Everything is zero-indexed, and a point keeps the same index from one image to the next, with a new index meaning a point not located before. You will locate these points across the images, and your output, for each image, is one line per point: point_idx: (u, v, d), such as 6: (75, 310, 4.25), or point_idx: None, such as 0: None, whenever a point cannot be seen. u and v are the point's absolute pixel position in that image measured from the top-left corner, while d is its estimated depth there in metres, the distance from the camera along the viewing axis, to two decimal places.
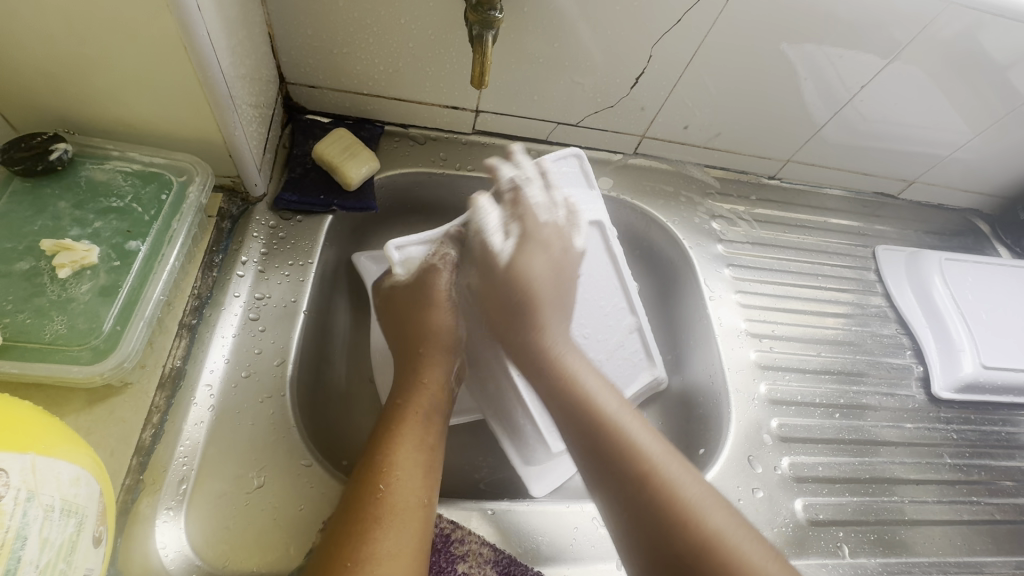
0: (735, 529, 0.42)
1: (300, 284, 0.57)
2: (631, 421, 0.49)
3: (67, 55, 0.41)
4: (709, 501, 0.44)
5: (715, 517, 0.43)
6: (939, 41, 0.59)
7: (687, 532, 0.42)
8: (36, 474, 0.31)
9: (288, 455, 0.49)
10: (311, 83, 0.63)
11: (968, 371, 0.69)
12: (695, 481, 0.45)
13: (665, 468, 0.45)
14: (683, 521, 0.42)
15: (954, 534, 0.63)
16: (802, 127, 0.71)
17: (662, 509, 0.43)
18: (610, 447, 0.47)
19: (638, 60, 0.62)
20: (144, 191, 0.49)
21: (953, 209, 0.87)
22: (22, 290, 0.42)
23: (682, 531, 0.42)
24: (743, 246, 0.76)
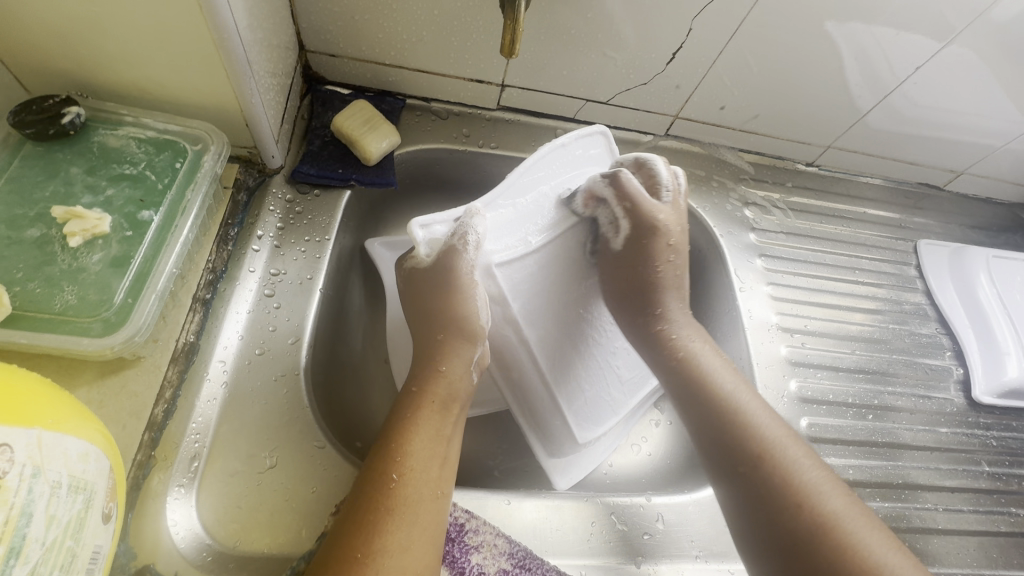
0: (854, 517, 0.41)
1: (316, 261, 0.56)
2: (774, 431, 0.46)
3: (74, 15, 0.39)
4: (831, 486, 0.43)
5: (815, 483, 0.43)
6: (1004, 21, 0.54)
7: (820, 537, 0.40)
8: (42, 449, 0.30)
9: (302, 436, 0.47)
10: (331, 51, 0.60)
11: (1014, 375, 0.65)
12: (817, 472, 0.44)
13: (795, 473, 0.44)
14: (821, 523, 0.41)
15: (988, 546, 0.60)
16: (847, 112, 0.67)
17: (795, 510, 0.42)
18: (737, 440, 0.46)
19: (676, 35, 0.58)
20: (158, 159, 0.47)
21: (1003, 203, 0.81)
22: (33, 258, 0.40)
23: (811, 538, 0.40)
24: (776, 236, 0.72)
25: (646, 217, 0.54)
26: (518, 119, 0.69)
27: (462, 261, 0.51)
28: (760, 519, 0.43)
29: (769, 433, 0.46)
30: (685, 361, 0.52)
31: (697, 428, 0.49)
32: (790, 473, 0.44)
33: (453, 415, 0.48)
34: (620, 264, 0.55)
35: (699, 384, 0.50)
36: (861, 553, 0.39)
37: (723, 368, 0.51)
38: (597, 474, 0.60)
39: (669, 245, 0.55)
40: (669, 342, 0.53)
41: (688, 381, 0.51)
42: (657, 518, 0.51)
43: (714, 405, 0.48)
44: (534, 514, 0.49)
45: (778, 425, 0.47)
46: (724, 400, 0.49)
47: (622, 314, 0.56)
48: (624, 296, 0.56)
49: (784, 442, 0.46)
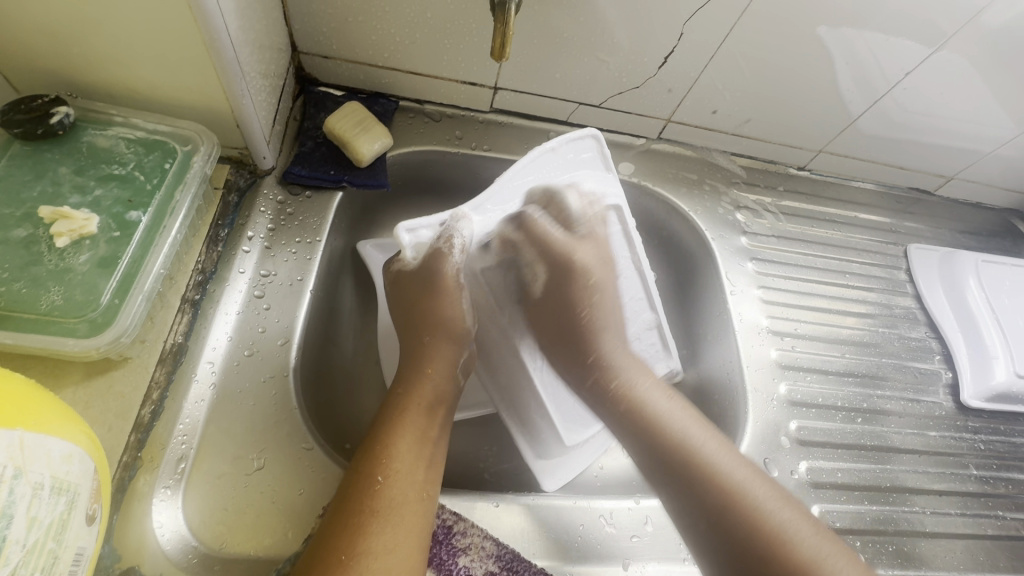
0: (800, 527, 0.43)
1: (307, 262, 0.56)
2: (727, 459, 0.46)
3: (63, 15, 0.39)
4: (775, 500, 0.44)
5: (758, 493, 0.44)
6: (992, 28, 0.55)
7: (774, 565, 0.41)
8: (24, 450, 0.30)
9: (290, 438, 0.47)
10: (324, 53, 0.60)
11: (1001, 379, 0.65)
12: (759, 482, 0.45)
13: (753, 502, 0.44)
14: (778, 549, 0.41)
15: (976, 549, 0.60)
16: (837, 117, 0.67)
17: (754, 535, 0.42)
18: (670, 451, 0.47)
19: (667, 39, 0.58)
20: (147, 159, 0.47)
21: (993, 208, 0.82)
22: (20, 258, 0.40)
23: (769, 564, 0.41)
24: (768, 240, 0.73)
25: (557, 255, 0.56)
26: (511, 121, 0.69)
27: (448, 264, 0.52)
28: (718, 549, 0.43)
29: (722, 464, 0.46)
30: (629, 403, 0.51)
31: (648, 466, 0.48)
32: (748, 502, 0.44)
33: (440, 417, 0.48)
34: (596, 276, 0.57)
35: (646, 427, 0.49)
36: (818, 572, 0.40)
37: (656, 395, 0.51)
38: (587, 477, 0.60)
39: (590, 286, 0.55)
40: (606, 375, 0.52)
41: (631, 420, 0.50)
42: (645, 521, 0.51)
43: (654, 419, 0.49)
44: (522, 517, 0.49)
45: (722, 446, 0.47)
46: (672, 431, 0.48)
47: (560, 359, 0.55)
48: (556, 339, 0.55)
49: (737, 472, 0.45)
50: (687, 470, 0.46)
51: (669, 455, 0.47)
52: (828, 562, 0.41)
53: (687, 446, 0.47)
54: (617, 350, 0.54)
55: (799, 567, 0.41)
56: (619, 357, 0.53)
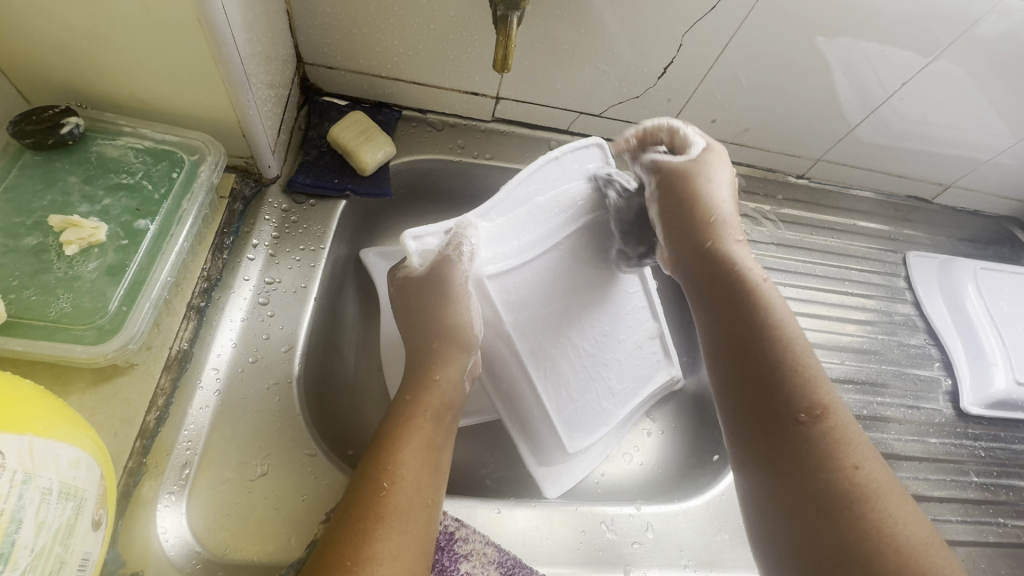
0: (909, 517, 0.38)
1: (311, 270, 0.56)
2: (831, 402, 0.43)
3: (75, 28, 0.40)
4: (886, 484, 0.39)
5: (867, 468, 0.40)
6: (988, 38, 0.56)
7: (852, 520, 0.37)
8: (32, 456, 0.30)
9: (293, 444, 0.48)
10: (329, 64, 0.61)
11: (1000, 387, 0.66)
12: (868, 454, 0.41)
13: (843, 444, 0.41)
14: (856, 494, 0.38)
15: (977, 556, 0.60)
16: (835, 126, 0.68)
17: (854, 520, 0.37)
18: (787, 403, 0.43)
19: (667, 49, 0.59)
20: (155, 169, 0.48)
21: (991, 216, 0.83)
22: (29, 266, 0.41)
23: (845, 509, 0.38)
24: (767, 247, 0.73)
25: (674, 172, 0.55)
26: (512, 131, 0.70)
27: (457, 271, 0.53)
28: (791, 490, 0.40)
29: (819, 397, 0.43)
30: (750, 322, 0.47)
31: (732, 405, 0.46)
32: (831, 440, 0.41)
33: (446, 424, 0.49)
34: (672, 210, 0.55)
35: (755, 344, 0.46)
36: (891, 533, 0.37)
37: (802, 331, 0.47)
38: (588, 483, 0.61)
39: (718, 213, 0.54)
40: (739, 300, 0.49)
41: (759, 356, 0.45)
42: (646, 527, 0.51)
43: (766, 367, 0.45)
44: (523, 523, 0.49)
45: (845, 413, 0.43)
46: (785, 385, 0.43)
47: (694, 294, 0.52)
48: (685, 256, 0.54)
49: (839, 415, 0.42)
50: (773, 407, 0.43)
51: (758, 384, 0.44)
52: (907, 524, 0.37)
53: (803, 373, 0.44)
54: (727, 241, 0.53)
55: (872, 519, 0.37)
56: (766, 285, 0.50)
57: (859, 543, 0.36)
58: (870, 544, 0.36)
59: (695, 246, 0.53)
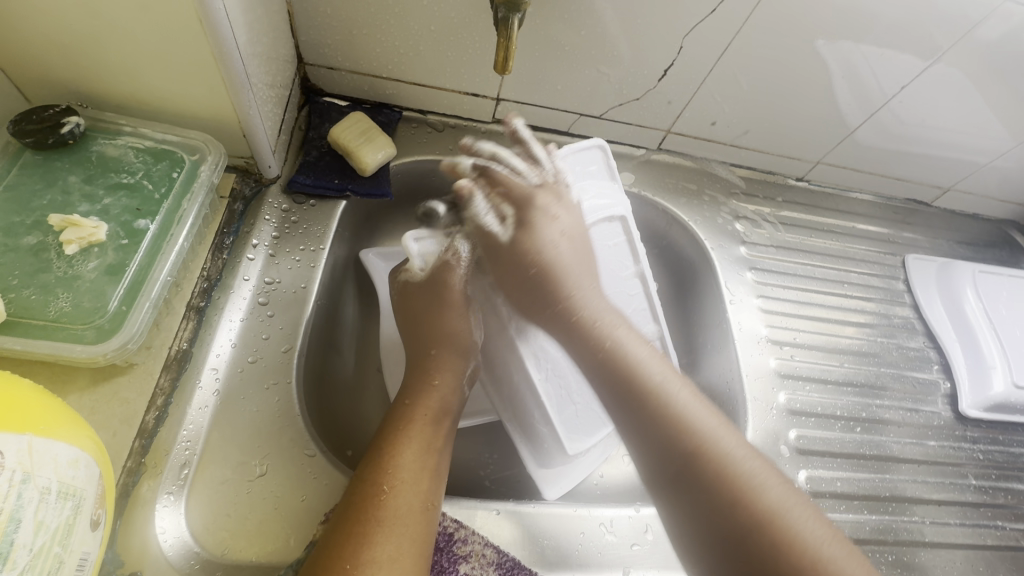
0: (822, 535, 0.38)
1: (311, 270, 0.56)
2: (706, 423, 0.43)
3: (76, 27, 0.40)
4: (796, 504, 0.39)
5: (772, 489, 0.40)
6: (986, 41, 0.56)
7: (764, 546, 0.38)
8: (32, 455, 0.30)
9: (292, 444, 0.48)
10: (330, 64, 0.61)
11: (1000, 390, 0.66)
12: (774, 478, 0.41)
13: (742, 473, 0.40)
14: (765, 518, 0.38)
15: (976, 559, 0.60)
16: (834, 129, 0.68)
17: (766, 546, 0.38)
18: (677, 441, 0.42)
19: (667, 51, 0.59)
20: (155, 168, 0.48)
21: (990, 219, 0.83)
22: (29, 265, 0.41)
23: (762, 532, 0.38)
24: (766, 250, 0.73)
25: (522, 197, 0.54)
26: None
27: (455, 277, 0.55)
28: (711, 524, 0.39)
29: (699, 424, 0.43)
30: (607, 358, 0.46)
31: (643, 449, 0.43)
32: (730, 465, 0.41)
33: (445, 427, 0.49)
34: (508, 254, 0.52)
35: (628, 375, 0.45)
36: (803, 548, 0.37)
37: (643, 360, 0.46)
38: (587, 485, 0.61)
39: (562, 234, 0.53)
40: (590, 331, 0.48)
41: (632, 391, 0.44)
42: (645, 529, 0.51)
43: (647, 400, 0.44)
44: (523, 524, 0.49)
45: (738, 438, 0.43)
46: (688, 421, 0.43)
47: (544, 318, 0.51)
48: (525, 302, 0.52)
49: (722, 438, 0.42)
50: (675, 444, 0.42)
51: (660, 429, 0.43)
52: (814, 534, 0.38)
53: (664, 402, 0.43)
54: (574, 264, 0.52)
55: (786, 543, 0.38)
56: (601, 315, 0.49)
57: (780, 571, 0.37)
58: (784, 566, 0.37)
59: (521, 289, 0.52)
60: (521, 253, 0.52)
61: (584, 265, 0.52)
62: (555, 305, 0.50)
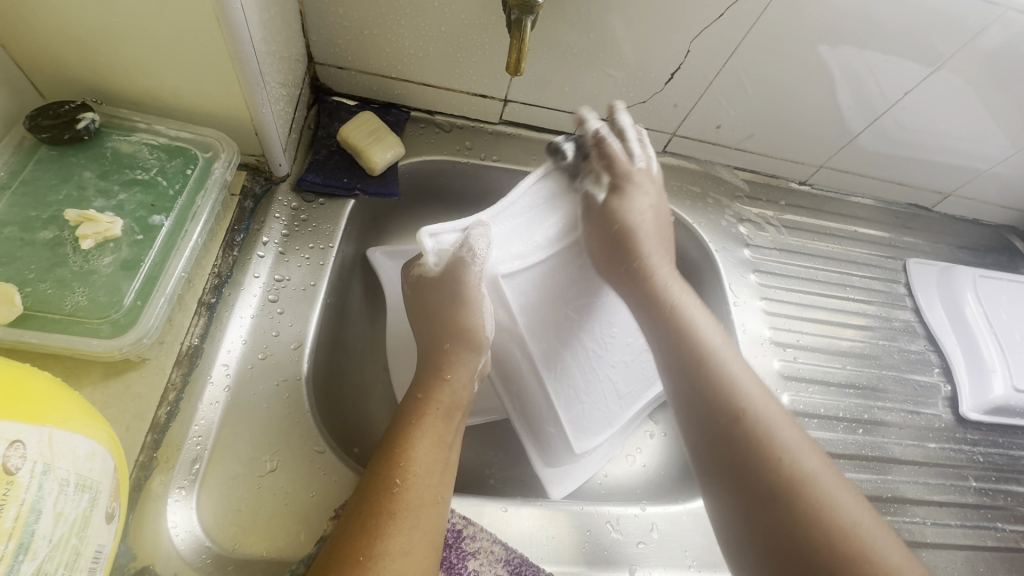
0: (859, 515, 0.39)
1: (320, 268, 0.57)
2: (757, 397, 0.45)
3: (95, 25, 0.41)
4: (831, 479, 0.41)
5: (810, 461, 0.42)
6: (989, 50, 0.57)
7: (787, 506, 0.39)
8: (52, 447, 0.30)
9: (302, 440, 0.48)
10: (340, 64, 0.62)
11: (1000, 394, 0.66)
12: (813, 454, 0.42)
13: (783, 443, 0.42)
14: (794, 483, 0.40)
15: (975, 560, 0.61)
16: (837, 134, 0.69)
17: (800, 515, 0.39)
18: (721, 401, 0.45)
19: (675, 55, 0.60)
20: (169, 165, 0.48)
21: (989, 225, 0.84)
22: (45, 260, 0.41)
23: (790, 497, 0.40)
24: (770, 253, 0.74)
25: (622, 175, 0.57)
26: (519, 133, 0.71)
27: (470, 275, 0.54)
28: (738, 487, 0.42)
29: (748, 395, 0.45)
30: (676, 328, 0.50)
31: (686, 405, 0.47)
32: (770, 431, 0.43)
33: (455, 422, 0.49)
34: (602, 215, 0.57)
35: (682, 330, 0.50)
36: (837, 518, 0.39)
37: (706, 326, 0.50)
38: (592, 484, 0.61)
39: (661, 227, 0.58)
40: (662, 292, 0.52)
41: (681, 341, 0.49)
42: (651, 527, 0.52)
43: (697, 355, 0.48)
44: (530, 522, 0.50)
45: (781, 413, 0.44)
46: (725, 384, 0.46)
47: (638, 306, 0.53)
48: (606, 254, 0.56)
49: (768, 411, 0.44)
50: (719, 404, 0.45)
51: (702, 379, 0.46)
52: (851, 510, 0.39)
53: (714, 364, 0.47)
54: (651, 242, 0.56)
55: (817, 509, 0.39)
56: (673, 284, 0.53)
57: (803, 524, 0.39)
58: (822, 532, 0.38)
59: (610, 240, 0.56)
60: (611, 216, 0.56)
61: (661, 236, 0.58)
62: (630, 267, 0.55)
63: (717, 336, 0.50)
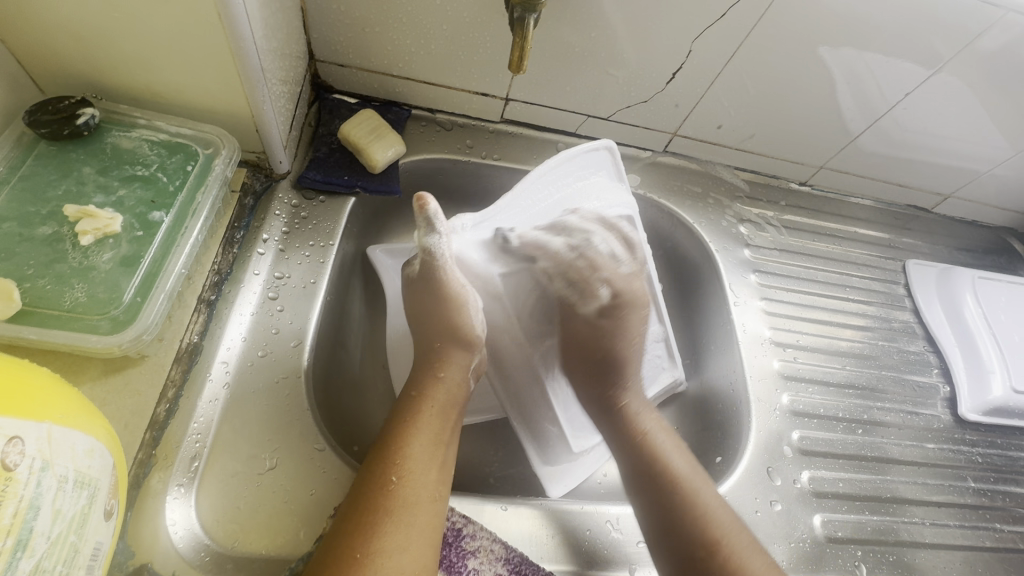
0: None
1: (320, 266, 0.56)
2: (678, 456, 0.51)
3: (96, 20, 0.40)
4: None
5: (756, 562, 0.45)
6: (990, 52, 0.57)
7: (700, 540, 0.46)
8: (51, 443, 0.30)
9: (301, 438, 0.48)
10: (341, 61, 0.62)
11: (998, 395, 0.66)
12: (757, 555, 0.46)
13: (727, 530, 0.46)
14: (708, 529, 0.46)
15: (974, 560, 0.61)
16: (838, 135, 0.69)
17: None
18: (681, 514, 0.47)
19: (676, 55, 0.60)
20: (169, 161, 0.48)
21: (989, 226, 0.84)
22: (44, 255, 0.41)
23: None
24: (770, 253, 0.74)
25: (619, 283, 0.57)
26: (520, 132, 0.71)
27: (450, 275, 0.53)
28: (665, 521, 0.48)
29: (676, 461, 0.50)
30: (644, 454, 0.51)
31: (625, 455, 0.52)
32: (723, 537, 0.46)
33: (452, 419, 0.49)
34: (593, 329, 0.57)
35: (655, 465, 0.50)
36: None
37: (670, 433, 0.53)
38: (592, 483, 0.61)
39: (643, 318, 0.58)
40: (628, 415, 0.54)
41: (644, 463, 0.51)
42: None
43: (660, 481, 0.49)
44: (530, 521, 0.50)
45: (732, 517, 0.48)
46: (686, 490, 0.48)
47: (581, 385, 0.56)
48: (587, 367, 0.56)
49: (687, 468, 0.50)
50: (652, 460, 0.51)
51: (675, 521, 0.47)
52: None
53: (673, 473, 0.50)
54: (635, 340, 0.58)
55: None
56: (637, 395, 0.56)
57: None
58: None
59: (586, 347, 0.56)
60: (596, 335, 0.56)
61: (640, 358, 0.57)
62: (603, 390, 0.55)
63: (675, 447, 0.52)
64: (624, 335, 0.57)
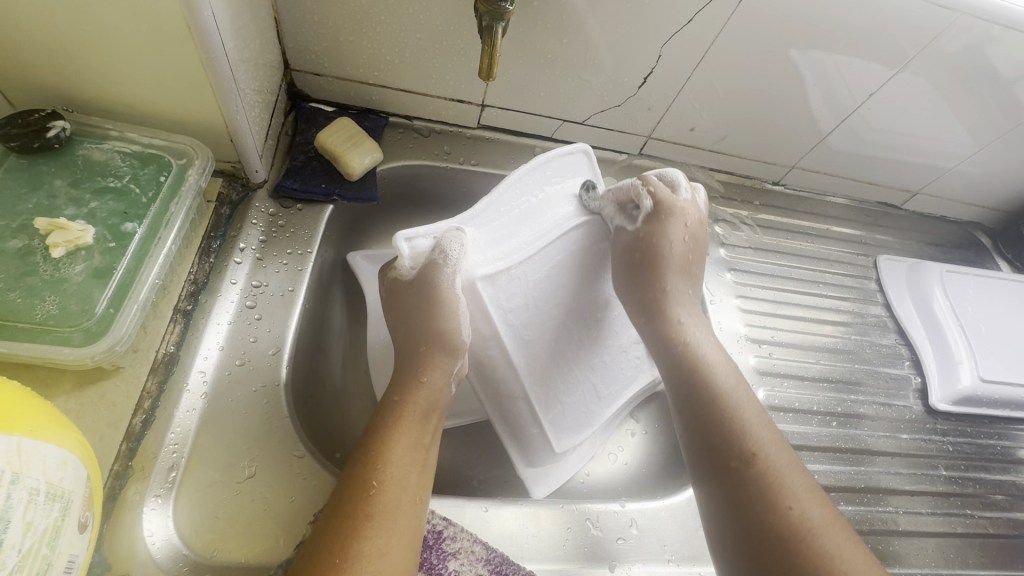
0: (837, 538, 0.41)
1: (299, 273, 0.57)
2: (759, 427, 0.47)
3: (63, 34, 0.41)
4: (823, 514, 0.43)
5: (808, 503, 0.43)
6: (950, 51, 0.59)
7: (768, 516, 0.42)
8: (21, 456, 0.30)
9: (281, 445, 0.48)
10: (316, 70, 0.62)
11: (967, 384, 0.69)
12: (807, 489, 0.44)
13: (775, 469, 0.45)
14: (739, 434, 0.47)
15: (946, 547, 0.63)
16: (807, 135, 0.71)
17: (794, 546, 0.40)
18: (728, 450, 0.46)
19: (647, 59, 0.61)
20: (142, 172, 0.48)
21: (956, 221, 0.86)
22: (15, 268, 0.41)
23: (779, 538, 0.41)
24: (745, 251, 0.76)
25: (665, 204, 0.57)
26: (497, 138, 0.72)
27: (443, 275, 0.53)
28: (693, 412, 0.49)
29: (732, 383, 0.50)
30: (688, 360, 0.52)
31: (663, 352, 0.53)
32: (767, 464, 0.45)
33: (432, 424, 0.50)
34: (629, 253, 0.57)
35: (700, 373, 0.51)
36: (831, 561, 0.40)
37: (732, 376, 0.51)
38: (573, 482, 0.62)
39: (689, 230, 0.58)
40: (682, 341, 0.53)
41: (685, 366, 0.52)
42: (630, 524, 0.52)
43: (712, 398, 0.49)
44: (510, 522, 0.50)
45: (786, 456, 0.46)
46: (727, 404, 0.49)
47: (632, 310, 0.57)
48: (642, 268, 0.56)
49: (755, 419, 0.48)
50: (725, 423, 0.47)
51: (721, 436, 0.47)
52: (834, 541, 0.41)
53: (727, 403, 0.49)
54: (677, 288, 0.57)
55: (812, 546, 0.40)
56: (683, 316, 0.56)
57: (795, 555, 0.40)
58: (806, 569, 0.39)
59: (635, 273, 0.56)
60: (648, 241, 0.57)
61: (694, 252, 0.59)
62: (645, 266, 0.56)
63: (727, 371, 0.52)
64: (665, 242, 0.57)
